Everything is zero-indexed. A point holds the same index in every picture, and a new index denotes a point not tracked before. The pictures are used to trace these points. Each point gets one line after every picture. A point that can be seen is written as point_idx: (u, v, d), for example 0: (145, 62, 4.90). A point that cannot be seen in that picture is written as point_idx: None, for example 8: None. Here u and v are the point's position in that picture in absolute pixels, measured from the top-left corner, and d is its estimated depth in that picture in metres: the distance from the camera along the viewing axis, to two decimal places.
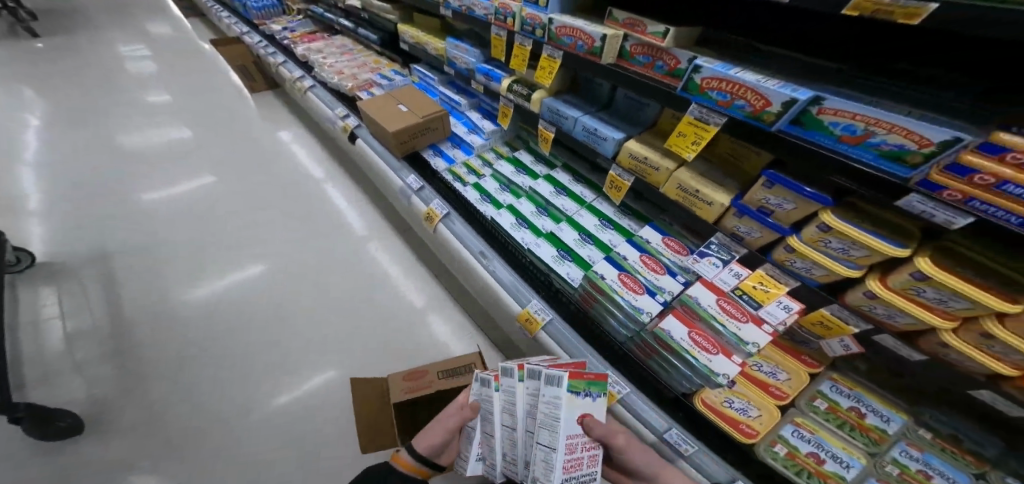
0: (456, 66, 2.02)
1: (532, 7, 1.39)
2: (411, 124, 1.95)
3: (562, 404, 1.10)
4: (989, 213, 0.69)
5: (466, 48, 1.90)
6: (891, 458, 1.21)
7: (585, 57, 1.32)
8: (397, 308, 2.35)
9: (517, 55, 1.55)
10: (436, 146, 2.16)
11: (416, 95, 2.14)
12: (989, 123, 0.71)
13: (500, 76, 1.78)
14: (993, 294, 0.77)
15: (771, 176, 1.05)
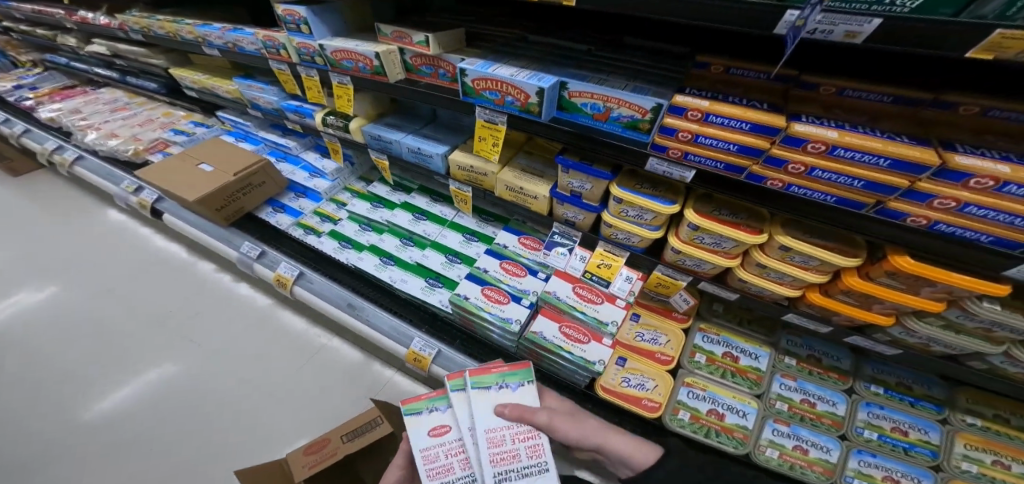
0: (261, 107, 1.83)
1: (300, 36, 1.30)
2: (217, 187, 1.61)
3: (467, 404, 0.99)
4: (701, 165, 0.79)
5: (261, 87, 1.74)
6: (796, 387, 1.25)
7: (371, 79, 1.24)
8: (263, 368, 1.75)
9: (310, 87, 1.48)
10: (273, 200, 1.84)
11: (223, 149, 1.80)
12: (675, 89, 0.83)
13: (312, 110, 1.59)
14: (738, 228, 0.86)
15: (563, 161, 1.01)
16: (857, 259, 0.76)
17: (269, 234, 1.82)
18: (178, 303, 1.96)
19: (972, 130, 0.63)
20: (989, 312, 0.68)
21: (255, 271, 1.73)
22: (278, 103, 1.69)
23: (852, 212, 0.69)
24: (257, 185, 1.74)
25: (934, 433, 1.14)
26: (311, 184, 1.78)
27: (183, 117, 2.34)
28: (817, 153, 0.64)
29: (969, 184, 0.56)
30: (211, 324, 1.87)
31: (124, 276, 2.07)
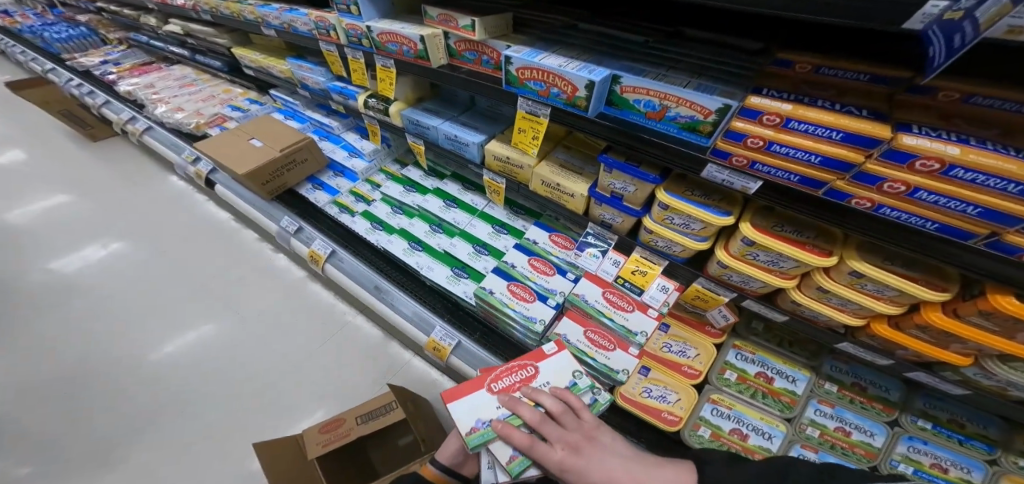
0: (310, 88, 1.85)
1: (349, 17, 1.29)
2: (264, 162, 1.61)
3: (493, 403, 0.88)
4: (772, 176, 0.71)
5: (310, 68, 1.75)
6: (831, 411, 1.15)
7: (415, 64, 1.20)
8: (282, 332, 1.84)
9: (355, 69, 1.46)
10: (315, 177, 1.84)
11: (273, 126, 1.81)
12: (746, 88, 0.76)
13: (355, 91, 1.58)
14: (805, 249, 0.78)
15: (607, 161, 0.95)
16: (945, 294, 0.67)
17: (309, 210, 1.82)
18: (221, 265, 2.04)
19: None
20: None
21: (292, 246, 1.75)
22: (324, 84, 1.69)
23: (955, 241, 0.60)
24: (301, 163, 1.73)
25: (979, 474, 1.01)
26: (348, 163, 1.77)
27: (240, 95, 2.43)
28: (926, 172, 0.56)
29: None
30: (247, 290, 1.94)
31: (181, 234, 2.19)
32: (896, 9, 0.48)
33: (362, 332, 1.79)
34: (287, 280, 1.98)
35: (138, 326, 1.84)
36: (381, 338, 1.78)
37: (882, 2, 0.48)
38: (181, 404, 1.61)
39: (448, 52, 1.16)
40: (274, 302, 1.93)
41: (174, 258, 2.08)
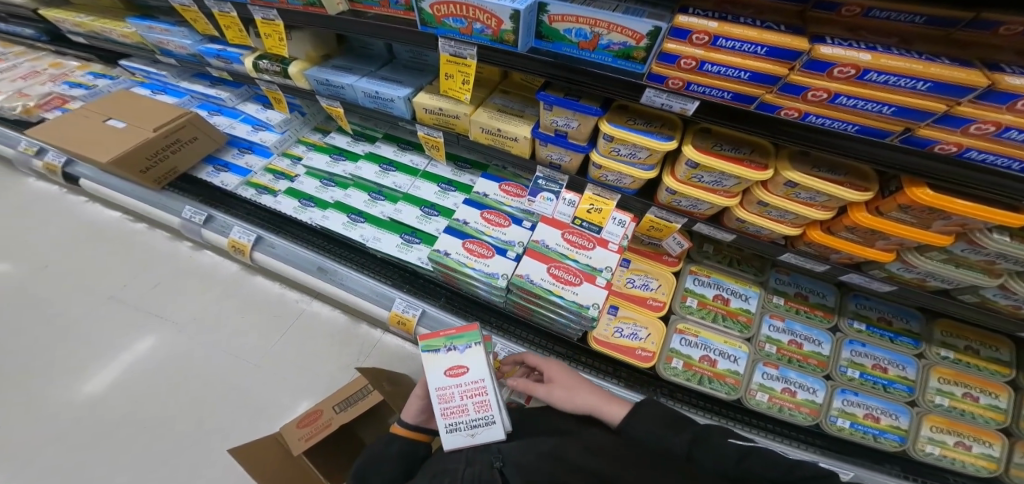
0: (174, 54, 1.55)
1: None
2: (134, 145, 1.32)
3: (438, 359, 0.89)
4: (708, 95, 0.70)
5: (166, 29, 1.45)
6: (784, 325, 1.26)
7: (305, 12, 1.04)
8: (213, 330, 1.59)
9: (227, 26, 1.24)
10: (214, 159, 1.57)
11: (135, 102, 1.48)
12: (672, 11, 0.70)
13: (238, 54, 1.33)
14: (743, 164, 0.79)
15: (544, 97, 0.89)
16: (867, 193, 0.70)
17: (214, 197, 1.63)
18: (126, 274, 1.71)
19: (1010, 51, 0.55)
20: (1001, 245, 0.64)
21: (205, 238, 1.56)
22: (192, 47, 1.42)
23: (873, 141, 0.61)
24: (187, 142, 1.46)
25: (911, 369, 1.19)
26: (256, 138, 1.54)
27: (76, 68, 1.93)
28: (844, 78, 0.56)
29: (1016, 107, 0.49)
30: (169, 296, 1.66)
31: (59, 245, 1.79)
32: None
33: (321, 319, 1.62)
34: (215, 278, 1.71)
35: (28, 365, 1.51)
36: (344, 321, 1.62)
37: None
38: (113, 437, 1.37)
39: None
40: (201, 294, 1.67)
41: (61, 274, 1.72)
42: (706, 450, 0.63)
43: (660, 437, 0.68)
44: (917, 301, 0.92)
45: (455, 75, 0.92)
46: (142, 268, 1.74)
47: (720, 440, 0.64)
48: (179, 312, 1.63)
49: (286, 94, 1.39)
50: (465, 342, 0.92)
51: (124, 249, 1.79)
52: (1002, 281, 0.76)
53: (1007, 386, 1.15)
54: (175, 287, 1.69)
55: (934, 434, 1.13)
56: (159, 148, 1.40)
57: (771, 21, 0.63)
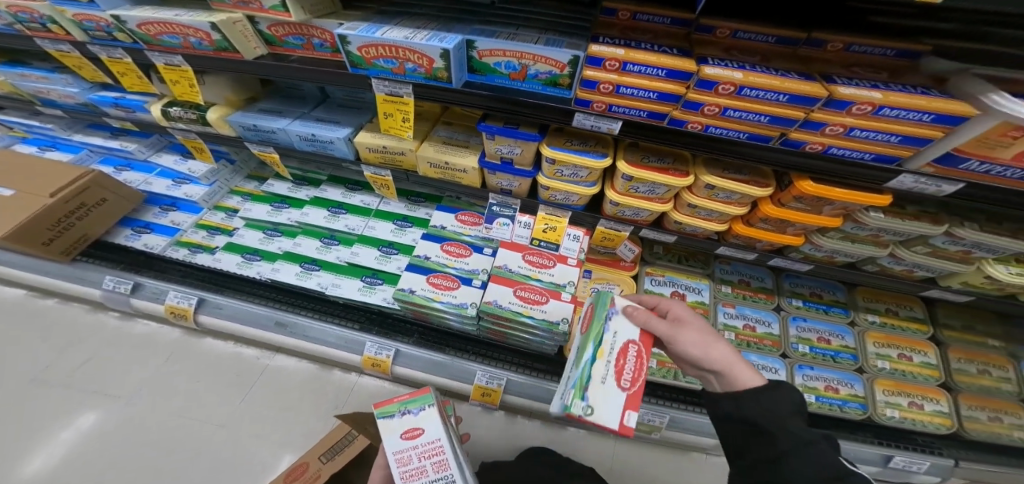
0: (59, 103, 1.48)
1: (73, 5, 1.02)
2: (31, 215, 1.25)
3: (392, 427, 0.94)
4: (627, 115, 0.77)
5: (46, 77, 1.38)
6: (736, 310, 1.36)
7: (216, 57, 1.03)
8: (163, 401, 1.47)
9: (124, 73, 1.20)
10: (132, 220, 1.52)
11: (25, 164, 1.38)
12: (587, 39, 0.79)
13: (139, 102, 1.31)
14: (668, 173, 0.87)
15: (486, 128, 0.95)
16: (768, 189, 0.81)
17: (139, 262, 1.55)
18: (56, 353, 1.57)
19: (840, 62, 0.70)
20: (877, 221, 0.77)
21: (135, 306, 1.50)
22: (81, 96, 1.37)
23: (760, 145, 0.72)
24: (94, 205, 1.39)
25: (849, 336, 1.32)
26: (180, 193, 1.50)
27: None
28: (727, 94, 0.66)
29: (852, 111, 0.60)
30: (110, 369, 1.54)
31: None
32: None
33: (286, 372, 1.55)
34: (159, 344, 1.60)
35: None
36: (311, 370, 1.56)
37: None
38: None
39: (263, 39, 1.01)
40: (145, 364, 1.55)
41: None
42: (806, 459, 0.58)
43: (773, 420, 0.62)
44: (836, 275, 1.04)
45: (396, 112, 0.96)
46: (68, 347, 1.58)
47: (832, 458, 0.58)
48: (120, 387, 1.50)
49: (205, 141, 1.38)
50: (417, 405, 0.98)
51: (42, 329, 1.62)
52: (890, 249, 0.90)
53: (929, 341, 1.31)
54: (113, 361, 1.55)
55: (889, 397, 1.23)
56: (61, 214, 1.33)
57: (666, 46, 0.73)
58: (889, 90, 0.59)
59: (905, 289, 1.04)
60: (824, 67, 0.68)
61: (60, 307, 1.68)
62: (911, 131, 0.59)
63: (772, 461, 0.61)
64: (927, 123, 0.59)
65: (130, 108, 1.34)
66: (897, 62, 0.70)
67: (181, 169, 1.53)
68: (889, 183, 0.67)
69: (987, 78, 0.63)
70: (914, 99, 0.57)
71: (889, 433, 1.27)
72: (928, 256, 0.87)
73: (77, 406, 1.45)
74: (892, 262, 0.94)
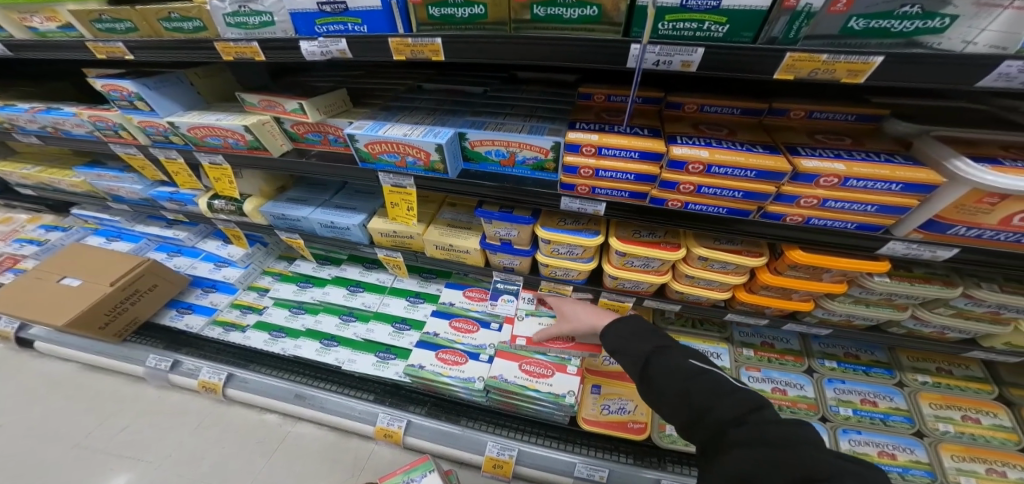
0: (125, 199, 1.69)
1: (137, 113, 1.19)
2: (90, 304, 1.37)
3: None
4: (610, 196, 0.81)
5: (117, 176, 1.58)
6: (764, 374, 1.25)
7: (250, 154, 1.16)
8: (180, 474, 1.41)
9: (177, 172, 1.37)
10: (177, 302, 1.64)
11: (92, 256, 1.54)
12: (567, 124, 0.87)
13: (192, 196, 1.47)
14: (659, 247, 0.89)
15: (484, 214, 1.00)
16: (762, 258, 0.82)
17: (179, 339, 1.65)
18: (87, 423, 1.55)
19: (804, 129, 0.77)
20: (884, 285, 0.75)
21: (171, 382, 1.57)
22: (143, 192, 1.55)
23: (741, 219, 0.73)
24: (146, 290, 1.52)
25: (900, 398, 1.19)
26: (220, 276, 1.63)
27: (27, 222, 1.97)
28: (697, 172, 0.69)
29: (821, 183, 0.63)
30: (139, 436, 1.51)
31: (3, 410, 1.61)
32: (622, 53, 0.63)
33: (307, 439, 1.48)
34: (182, 414, 1.57)
35: None
36: (332, 437, 1.48)
37: (616, 47, 0.62)
38: None
39: (288, 137, 1.15)
40: (164, 433, 1.52)
41: (3, 441, 1.52)
42: (661, 366, 0.80)
43: (634, 347, 0.86)
44: (861, 333, 0.97)
45: (403, 200, 1.04)
46: (91, 418, 1.57)
47: (680, 361, 0.80)
48: (137, 458, 1.45)
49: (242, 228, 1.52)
50: (420, 472, 1.05)
51: (72, 400, 1.64)
52: (912, 311, 0.85)
53: (998, 402, 1.16)
54: (134, 431, 1.52)
55: (960, 464, 1.06)
56: (117, 301, 1.45)
57: (638, 128, 0.78)
58: (852, 161, 0.62)
59: (946, 348, 0.95)
60: (787, 135, 0.75)
61: (89, 378, 1.71)
62: (886, 201, 0.61)
63: (644, 380, 0.82)
64: (899, 193, 0.61)
65: (181, 201, 1.51)
66: (859, 125, 0.75)
67: (223, 253, 1.67)
68: (881, 249, 0.68)
69: (950, 139, 0.64)
70: (877, 170, 0.60)
71: None
72: (953, 316, 0.82)
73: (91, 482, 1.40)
74: (918, 324, 0.88)
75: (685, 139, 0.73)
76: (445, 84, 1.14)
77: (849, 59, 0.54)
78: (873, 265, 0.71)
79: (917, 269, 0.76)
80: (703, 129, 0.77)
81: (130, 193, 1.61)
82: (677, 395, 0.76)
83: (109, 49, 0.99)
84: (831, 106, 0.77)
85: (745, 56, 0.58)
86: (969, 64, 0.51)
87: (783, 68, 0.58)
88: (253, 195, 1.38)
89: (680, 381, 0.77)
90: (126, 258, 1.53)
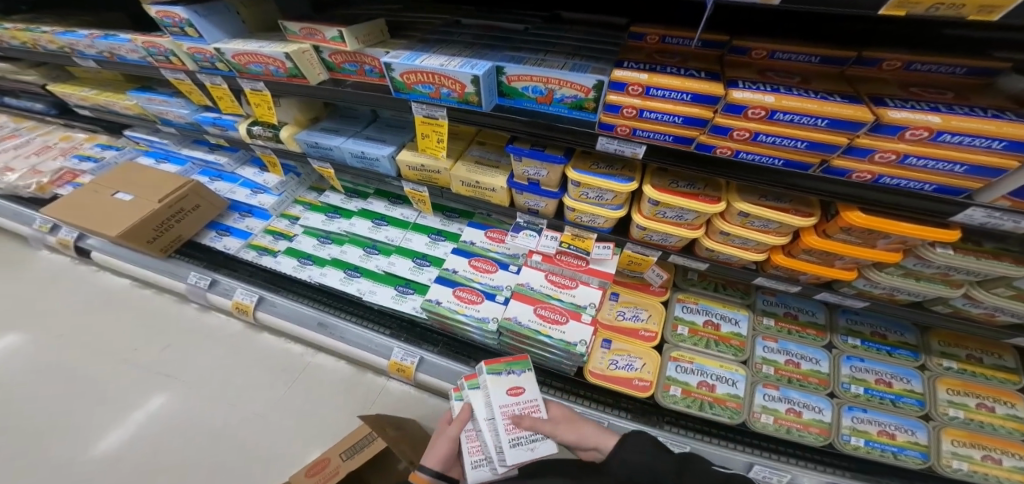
0: (173, 123, 1.69)
1: (188, 40, 1.15)
2: (141, 218, 1.43)
3: (490, 384, 1.02)
4: (651, 140, 0.75)
5: (165, 100, 1.57)
6: (779, 343, 1.24)
7: (291, 83, 1.12)
8: (218, 389, 1.55)
9: (220, 97, 1.35)
10: (217, 223, 1.69)
11: (140, 174, 1.59)
12: (613, 64, 0.79)
13: (232, 121, 1.46)
14: (697, 198, 0.83)
15: (514, 150, 0.96)
16: (811, 218, 0.76)
17: (218, 260, 1.72)
18: (129, 344, 1.67)
19: (897, 82, 0.68)
20: (944, 258, 0.70)
21: (207, 301, 1.67)
22: (189, 117, 1.55)
23: (799, 173, 0.68)
24: (191, 210, 1.57)
25: (917, 381, 1.16)
26: (256, 201, 1.65)
27: (85, 140, 2.03)
28: (757, 118, 0.63)
29: (905, 137, 0.56)
30: (178, 351, 1.64)
31: (61, 317, 1.77)
32: None
33: (329, 370, 1.58)
34: (217, 335, 1.69)
35: (25, 441, 1.45)
36: (351, 371, 1.58)
37: None
38: None
39: (326, 66, 1.09)
40: (202, 350, 1.65)
41: (65, 344, 1.69)
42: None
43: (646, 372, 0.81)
44: (903, 312, 0.93)
45: (433, 132, 1.01)
46: (138, 331, 1.71)
47: None
48: (181, 371, 1.59)
49: (279, 156, 1.52)
50: (520, 367, 1.07)
51: (121, 313, 1.77)
52: (965, 290, 0.80)
53: (1019, 393, 1.11)
54: (176, 347, 1.66)
55: (957, 448, 1.06)
56: (166, 217, 1.51)
57: (692, 69, 0.71)
58: (949, 114, 0.55)
59: (993, 336, 0.90)
60: (875, 86, 0.66)
61: (134, 294, 1.83)
62: (979, 161, 0.55)
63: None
64: (996, 152, 0.54)
65: (223, 128, 1.50)
66: (965, 81, 0.66)
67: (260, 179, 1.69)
68: (956, 216, 0.62)
69: None
70: (981, 125, 0.52)
71: None
72: (1010, 299, 0.77)
73: (142, 389, 1.56)
74: (969, 305, 0.84)
75: (747, 82, 0.66)
76: (489, 16, 1.05)
77: None
78: (941, 234, 0.65)
79: (990, 245, 0.70)
80: (770, 75, 0.69)
81: (175, 117, 1.61)
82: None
83: None
84: (933, 57, 0.67)
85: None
86: None
87: (893, 4, 0.48)
88: (296, 124, 1.36)
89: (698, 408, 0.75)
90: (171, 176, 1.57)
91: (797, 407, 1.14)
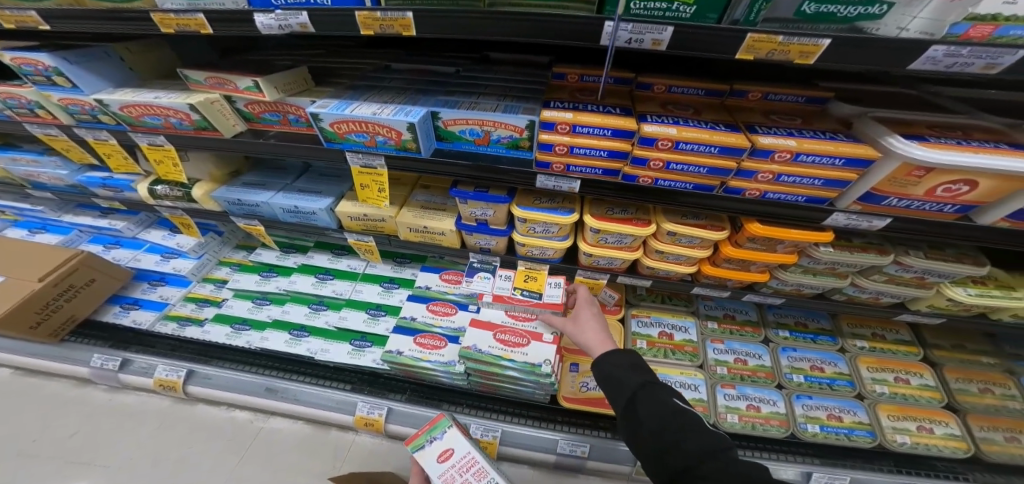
0: (48, 185, 1.55)
1: (59, 90, 1.08)
2: (17, 303, 1.26)
3: (427, 458, 1.03)
4: (584, 173, 0.83)
5: (36, 160, 1.44)
6: (725, 345, 1.34)
7: (196, 135, 1.10)
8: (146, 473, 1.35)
9: (109, 155, 1.27)
10: (120, 297, 1.54)
11: (11, 251, 1.40)
12: (541, 102, 0.88)
13: (128, 180, 1.37)
14: (632, 223, 0.92)
15: (459, 193, 1.00)
16: (724, 231, 0.87)
17: (127, 338, 1.54)
18: (36, 426, 1.46)
19: (761, 109, 0.82)
20: (828, 255, 0.83)
21: (123, 383, 1.48)
22: (70, 178, 1.43)
23: (706, 194, 0.79)
24: (83, 286, 1.41)
25: (841, 363, 1.31)
26: (169, 267, 1.54)
27: None
28: (666, 149, 0.73)
29: (776, 159, 0.68)
30: (94, 437, 1.43)
31: None
32: (590, 29, 0.64)
33: (282, 434, 1.45)
34: (142, 413, 1.49)
35: None
36: (309, 431, 1.46)
37: (582, 24, 0.64)
38: None
39: (241, 116, 1.09)
40: (125, 430, 1.45)
41: None
42: (647, 402, 0.77)
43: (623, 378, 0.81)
44: (811, 301, 1.06)
45: (374, 182, 1.03)
46: (37, 423, 1.47)
47: (665, 398, 0.77)
48: (96, 458, 1.38)
49: (191, 216, 1.44)
50: (441, 429, 1.08)
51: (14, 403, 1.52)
52: (852, 279, 0.94)
53: (922, 363, 1.30)
54: (90, 432, 1.44)
55: (895, 422, 1.18)
56: (49, 298, 1.34)
57: (607, 106, 0.81)
58: (803, 138, 0.68)
59: (882, 315, 1.06)
60: (746, 114, 0.80)
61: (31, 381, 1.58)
62: (831, 175, 0.67)
63: (626, 409, 0.78)
64: (839, 168, 0.67)
65: (114, 188, 1.40)
66: (808, 107, 0.82)
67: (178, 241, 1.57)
68: (827, 220, 0.75)
69: (886, 119, 0.71)
70: (826, 146, 0.65)
71: (906, 460, 1.20)
72: (887, 283, 0.92)
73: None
74: (861, 292, 0.98)
75: (655, 116, 0.76)
76: (416, 62, 1.12)
77: (801, 41, 0.58)
78: (820, 235, 0.78)
79: (859, 241, 0.85)
80: (670, 110, 0.80)
81: (52, 180, 1.48)
82: (655, 430, 0.73)
83: (21, 19, 0.92)
84: (784, 88, 0.82)
85: (715, 37, 0.60)
86: (902, 47, 0.56)
87: (744, 49, 0.61)
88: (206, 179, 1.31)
89: (658, 420, 0.74)
90: (53, 250, 1.40)
91: (755, 402, 1.23)
